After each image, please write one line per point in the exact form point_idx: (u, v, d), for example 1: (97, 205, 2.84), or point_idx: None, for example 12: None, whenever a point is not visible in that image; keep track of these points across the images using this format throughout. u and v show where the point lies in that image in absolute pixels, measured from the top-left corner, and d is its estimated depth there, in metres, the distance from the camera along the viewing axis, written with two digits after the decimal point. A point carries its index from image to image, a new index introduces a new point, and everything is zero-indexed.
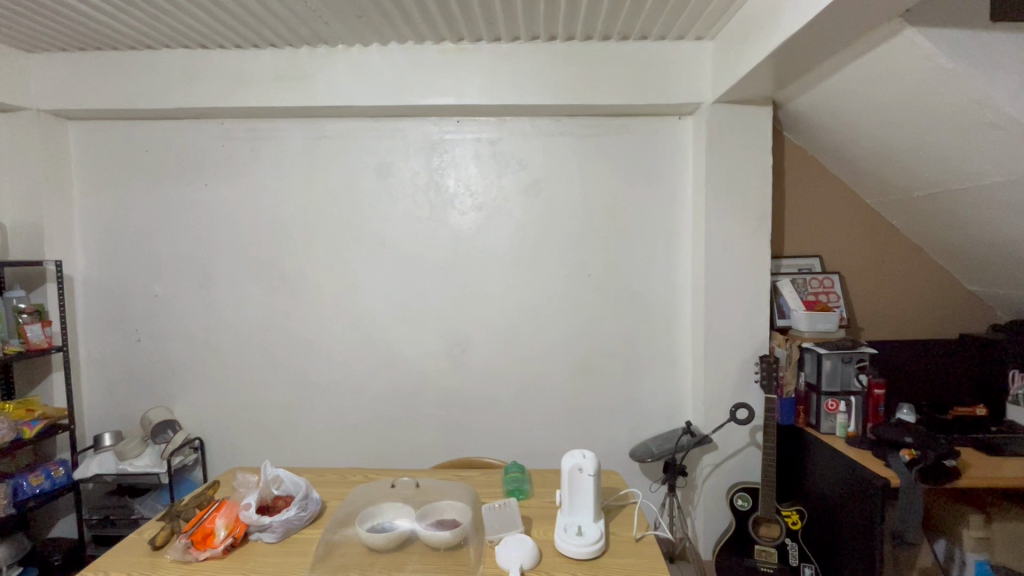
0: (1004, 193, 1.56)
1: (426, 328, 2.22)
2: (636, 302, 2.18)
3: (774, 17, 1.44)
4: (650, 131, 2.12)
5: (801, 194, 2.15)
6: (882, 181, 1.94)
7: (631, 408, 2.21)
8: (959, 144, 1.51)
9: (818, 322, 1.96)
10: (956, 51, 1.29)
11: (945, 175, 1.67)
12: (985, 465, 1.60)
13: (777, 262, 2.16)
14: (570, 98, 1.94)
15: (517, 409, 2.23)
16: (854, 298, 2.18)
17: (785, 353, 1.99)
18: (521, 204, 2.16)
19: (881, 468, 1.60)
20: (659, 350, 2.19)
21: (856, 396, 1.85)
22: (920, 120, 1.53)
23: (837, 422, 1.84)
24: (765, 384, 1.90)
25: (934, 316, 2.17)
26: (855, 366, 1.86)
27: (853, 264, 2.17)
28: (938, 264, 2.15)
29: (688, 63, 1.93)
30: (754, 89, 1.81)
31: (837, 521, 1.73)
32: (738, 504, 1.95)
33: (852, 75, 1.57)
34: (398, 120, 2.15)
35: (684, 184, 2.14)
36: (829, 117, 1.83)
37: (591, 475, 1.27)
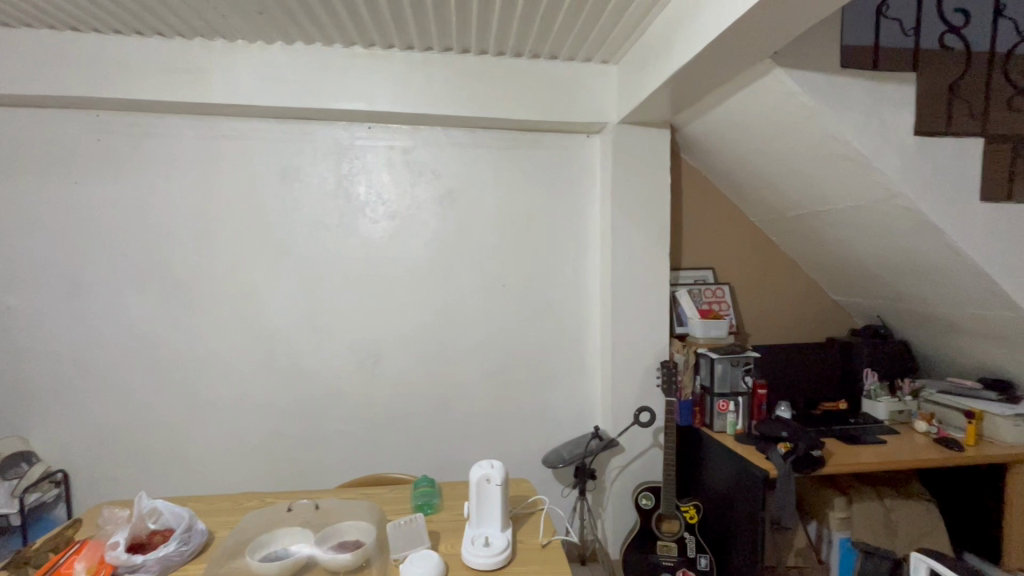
0: (856, 216, 1.80)
1: (334, 340, 2.13)
2: (549, 311, 2.24)
3: (668, 48, 1.56)
4: (561, 147, 2.20)
5: (696, 211, 2.34)
6: (762, 202, 2.17)
7: (544, 415, 2.26)
8: (820, 171, 1.72)
9: (711, 330, 2.14)
10: (815, 91, 1.47)
11: (810, 198, 1.89)
12: (846, 452, 1.82)
13: (676, 273, 2.32)
14: (483, 111, 1.97)
15: (431, 422, 2.19)
16: (742, 307, 2.40)
17: (683, 358, 2.13)
18: (435, 214, 2.14)
19: (762, 461, 1.77)
20: (570, 357, 2.27)
21: (743, 396, 2.03)
22: (789, 149, 1.73)
23: (727, 421, 2.02)
24: (666, 387, 2.02)
25: (807, 322, 2.45)
26: (743, 369, 2.03)
27: (741, 276, 2.38)
28: (810, 276, 2.43)
29: (594, 84, 2.03)
30: (653, 113, 1.95)
31: (729, 512, 1.87)
32: (642, 503, 2.04)
33: (735, 105, 1.74)
34: (304, 124, 2.05)
35: (592, 199, 2.25)
36: (717, 142, 2.01)
37: (498, 484, 1.28)
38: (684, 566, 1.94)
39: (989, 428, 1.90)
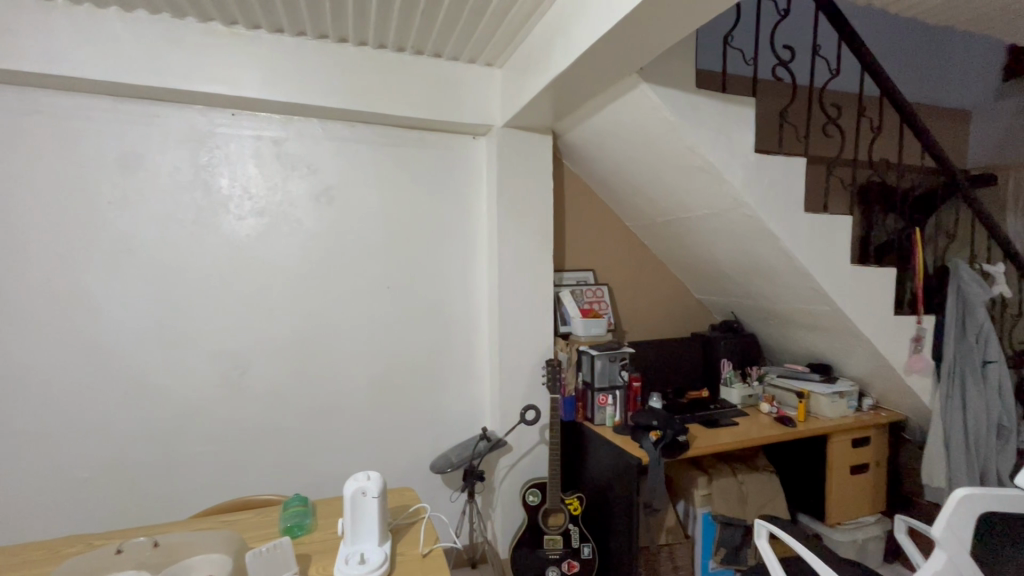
0: (711, 223, 2.01)
1: (191, 351, 1.88)
2: (435, 313, 2.20)
3: (547, 57, 1.61)
4: (447, 147, 2.18)
5: (577, 215, 2.45)
6: (635, 208, 2.33)
7: (432, 421, 2.21)
8: (680, 181, 1.89)
9: (591, 328, 2.25)
10: (675, 107, 1.61)
11: (674, 206, 2.08)
12: (707, 435, 2.02)
13: (559, 275, 2.41)
14: (363, 106, 1.88)
15: (308, 437, 2.03)
16: (619, 306, 2.56)
17: (566, 356, 2.23)
18: (311, 212, 2.00)
19: (636, 449, 1.89)
20: (458, 360, 2.25)
21: (620, 389, 2.16)
22: (655, 160, 1.88)
23: (607, 413, 2.13)
24: (551, 385, 2.09)
25: (674, 319, 2.69)
26: (619, 364, 2.16)
27: (617, 277, 2.54)
28: (677, 277, 2.67)
29: (479, 86, 2.04)
30: (536, 119, 2.00)
31: (608, 501, 1.98)
32: (529, 499, 2.07)
33: (608, 116, 1.85)
34: (149, 104, 1.79)
35: (479, 201, 2.25)
36: (594, 150, 2.12)
37: (375, 497, 1.21)
38: (569, 557, 2.01)
39: (814, 405, 2.23)
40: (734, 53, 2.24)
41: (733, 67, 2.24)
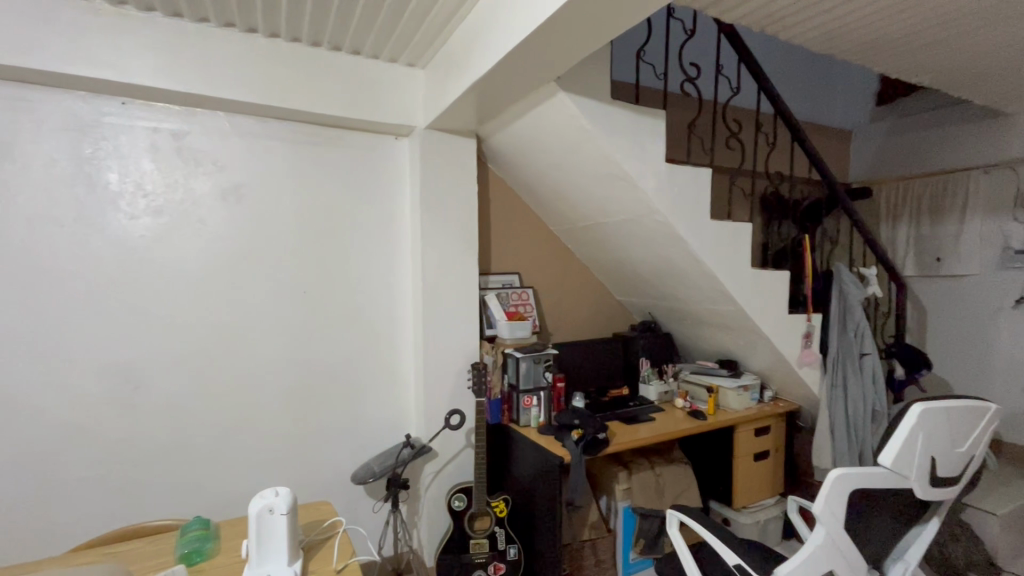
0: (628, 228, 2.10)
1: (72, 365, 1.68)
2: (356, 318, 2.13)
3: (468, 60, 1.61)
4: (367, 147, 2.11)
5: (502, 219, 2.47)
6: (557, 213, 2.39)
7: (353, 430, 2.13)
8: (599, 187, 1.97)
9: (516, 330, 2.27)
10: (591, 116, 1.67)
11: (594, 212, 2.15)
12: (626, 431, 2.11)
13: (485, 278, 2.41)
14: (274, 100, 1.78)
15: (214, 454, 1.89)
16: (544, 309, 2.61)
17: (492, 359, 2.23)
18: (217, 212, 1.86)
19: (559, 449, 1.94)
20: (381, 366, 2.19)
21: (544, 390, 2.19)
22: (574, 166, 1.94)
23: (531, 415, 2.16)
24: (476, 389, 2.08)
25: (596, 320, 2.78)
26: (543, 366, 2.20)
27: (542, 280, 2.59)
28: (598, 280, 2.77)
29: (401, 86, 2.00)
30: (458, 121, 2.00)
31: (533, 501, 2.01)
32: (455, 505, 2.05)
33: (529, 122, 1.88)
34: (18, 88, 1.58)
35: (403, 203, 2.20)
36: (517, 155, 2.15)
37: (284, 514, 1.15)
38: (495, 560, 2.02)
39: (723, 399, 2.39)
40: (646, 66, 2.37)
41: (646, 80, 2.37)
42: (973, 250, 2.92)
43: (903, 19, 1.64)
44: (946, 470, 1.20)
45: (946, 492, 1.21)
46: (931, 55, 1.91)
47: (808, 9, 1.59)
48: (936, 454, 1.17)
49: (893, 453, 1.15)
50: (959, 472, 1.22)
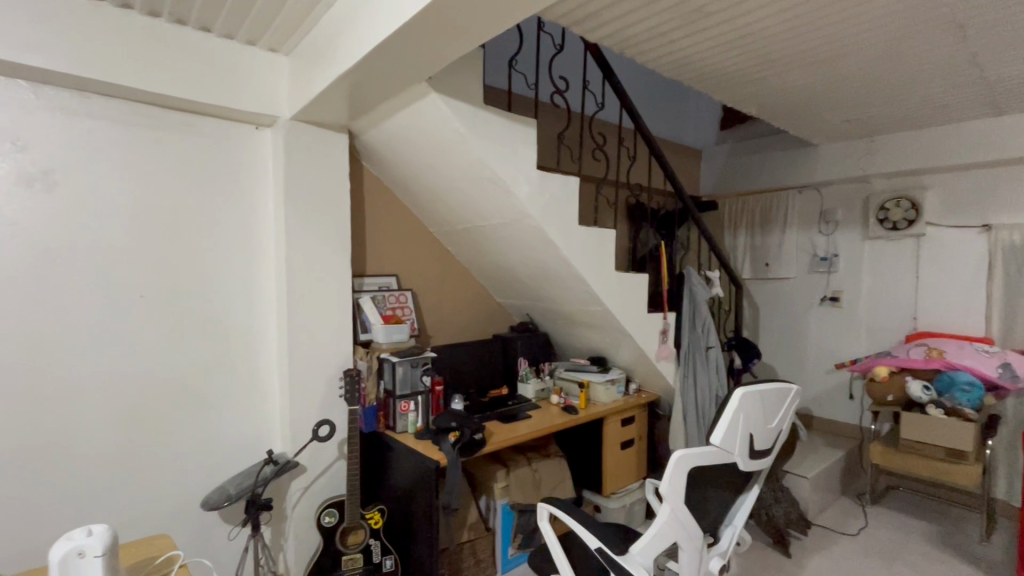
0: (503, 231, 2.15)
1: None
2: (207, 325, 1.90)
3: (334, 50, 1.53)
4: (222, 135, 1.91)
5: (378, 219, 2.39)
6: (436, 215, 2.38)
7: (203, 450, 1.90)
8: (474, 191, 1.99)
9: (393, 334, 2.20)
10: (463, 119, 1.69)
11: (471, 215, 2.18)
12: (503, 430, 2.15)
13: (359, 280, 2.31)
14: (98, 73, 1.53)
15: (12, 493, 1.56)
16: (423, 311, 2.57)
17: (366, 364, 2.17)
18: (18, 200, 1.54)
19: (435, 453, 1.92)
20: (239, 376, 1.98)
21: (422, 394, 2.15)
22: (450, 169, 1.94)
23: (409, 420, 2.12)
24: (348, 397, 1.99)
25: (476, 322, 2.81)
26: (421, 369, 2.15)
27: (420, 282, 2.55)
28: (478, 282, 2.80)
29: (261, 72, 1.84)
30: (328, 115, 1.89)
31: (410, 508, 1.96)
32: (324, 521, 1.93)
33: (403, 121, 1.84)
34: None
35: (265, 198, 2.02)
36: (393, 154, 2.10)
37: (97, 557, 1.00)
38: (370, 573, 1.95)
39: (593, 394, 2.55)
40: (519, 76, 2.49)
41: (518, 89, 2.47)
42: (792, 256, 3.50)
43: (733, 56, 1.89)
44: (762, 444, 1.40)
45: (761, 463, 1.42)
46: (757, 89, 2.23)
47: (659, 37, 1.77)
48: (753, 431, 1.36)
49: (722, 433, 1.31)
50: (770, 445, 1.44)
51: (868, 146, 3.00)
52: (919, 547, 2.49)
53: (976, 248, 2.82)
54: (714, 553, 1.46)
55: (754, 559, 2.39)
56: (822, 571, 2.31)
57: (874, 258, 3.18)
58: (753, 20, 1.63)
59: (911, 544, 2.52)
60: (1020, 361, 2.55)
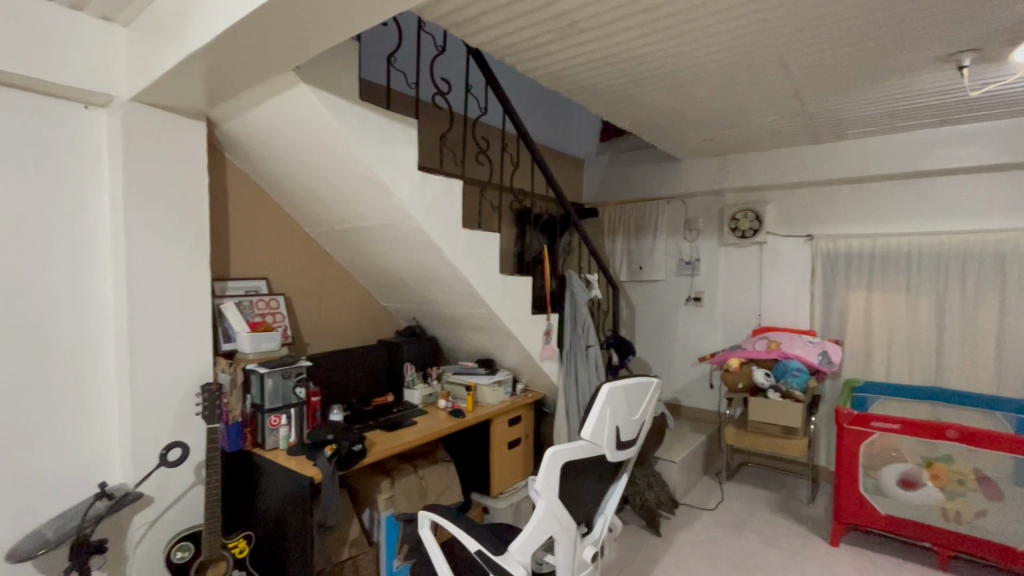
0: (385, 232, 2.09)
1: None
2: (16, 338, 1.58)
3: (182, 26, 1.36)
4: (39, 113, 1.61)
5: (245, 217, 2.18)
6: (311, 214, 2.23)
7: (10, 489, 1.58)
8: (353, 190, 1.89)
9: (261, 343, 2.02)
10: (338, 115, 1.60)
11: (350, 215, 2.08)
12: (386, 439, 2.07)
13: (221, 284, 2.09)
14: None
15: None
16: (299, 317, 2.40)
17: (229, 377, 1.94)
18: None
19: (310, 468, 1.79)
20: (64, 398, 1.68)
21: (295, 407, 1.99)
22: (325, 166, 1.83)
23: (280, 435, 1.94)
24: (207, 415, 1.78)
25: (359, 327, 2.69)
26: (294, 380, 1.99)
27: (295, 286, 2.38)
28: (361, 285, 2.68)
29: (91, 42, 1.58)
30: (179, 99, 1.68)
31: (281, 532, 1.81)
32: (176, 557, 1.71)
33: (270, 111, 1.70)
34: None
35: (98, 189, 1.73)
36: (260, 147, 1.92)
37: None
38: None
39: (481, 396, 2.56)
40: (398, 73, 2.46)
41: (398, 87, 2.45)
42: (661, 260, 3.84)
43: (605, 71, 2.02)
44: (627, 435, 1.50)
45: (627, 452, 1.52)
46: (628, 105, 2.41)
47: (536, 47, 1.83)
48: (619, 424, 1.46)
49: (591, 427, 1.39)
50: (635, 436, 1.55)
51: (722, 164, 3.40)
52: (762, 513, 2.86)
53: (803, 254, 3.31)
54: (587, 542, 1.53)
55: (630, 542, 2.57)
56: (687, 545, 2.55)
57: (728, 262, 3.61)
58: (621, 40, 1.75)
59: (757, 512, 2.88)
60: (834, 349, 3.05)
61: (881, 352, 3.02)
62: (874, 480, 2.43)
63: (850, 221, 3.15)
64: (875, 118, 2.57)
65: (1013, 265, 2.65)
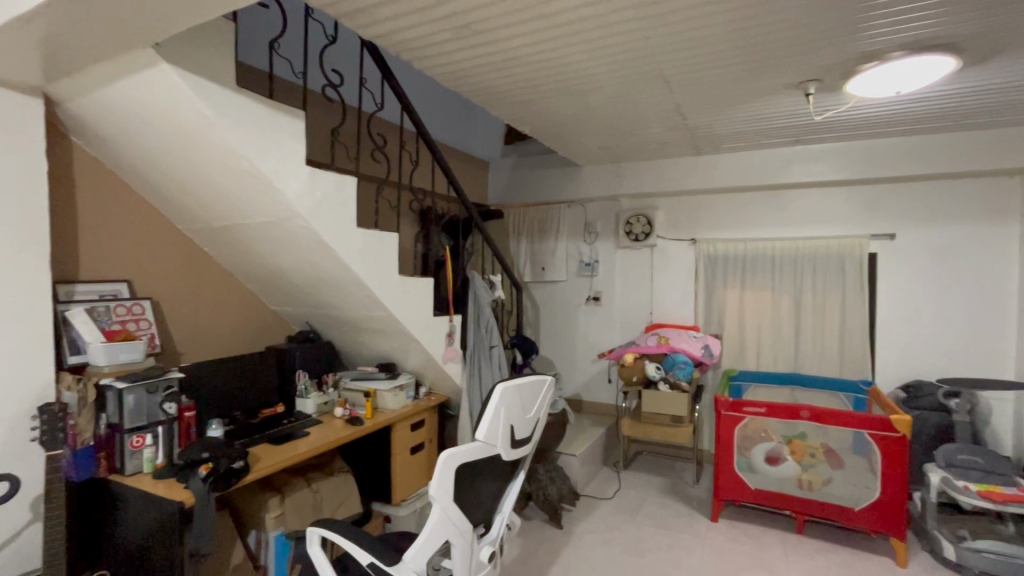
0: (271, 231, 1.93)
1: None
2: None
3: None
4: None
5: (100, 211, 1.91)
6: (184, 210, 2.02)
7: None
8: (231, 183, 1.73)
9: (120, 354, 1.78)
10: (211, 100, 1.45)
11: (229, 211, 1.90)
12: (273, 453, 1.91)
13: (68, 288, 1.81)
14: None
15: None
16: (170, 324, 2.15)
17: (77, 396, 1.66)
18: None
19: (180, 492, 1.60)
20: None
21: (163, 425, 1.77)
22: (196, 157, 1.66)
23: (144, 458, 1.71)
24: (47, 440, 1.53)
25: (245, 333, 2.48)
26: (162, 395, 1.77)
27: (165, 289, 2.13)
28: (246, 287, 2.48)
29: None
30: (6, 70, 1.43)
31: (145, 568, 1.60)
32: None
33: (127, 92, 1.50)
34: None
35: None
36: (115, 132, 1.69)
37: None
38: None
39: (380, 402, 2.47)
40: (282, 59, 2.32)
41: (282, 74, 2.31)
42: (563, 261, 3.97)
43: (503, 75, 2.05)
44: (521, 433, 1.53)
45: (521, 450, 1.55)
46: (526, 110, 2.46)
47: (432, 45, 1.80)
48: (513, 422, 1.48)
49: (485, 427, 1.40)
50: (530, 433, 1.58)
51: (617, 170, 3.60)
52: (654, 498, 3.07)
53: (688, 256, 3.61)
54: (484, 543, 1.53)
55: (533, 537, 2.63)
56: (586, 534, 2.66)
57: (623, 263, 3.83)
58: (516, 46, 1.79)
59: (649, 497, 3.09)
60: (714, 343, 3.36)
61: (752, 344, 3.38)
62: (746, 459, 2.72)
63: (726, 227, 3.50)
64: (745, 135, 2.88)
65: (851, 267, 3.11)
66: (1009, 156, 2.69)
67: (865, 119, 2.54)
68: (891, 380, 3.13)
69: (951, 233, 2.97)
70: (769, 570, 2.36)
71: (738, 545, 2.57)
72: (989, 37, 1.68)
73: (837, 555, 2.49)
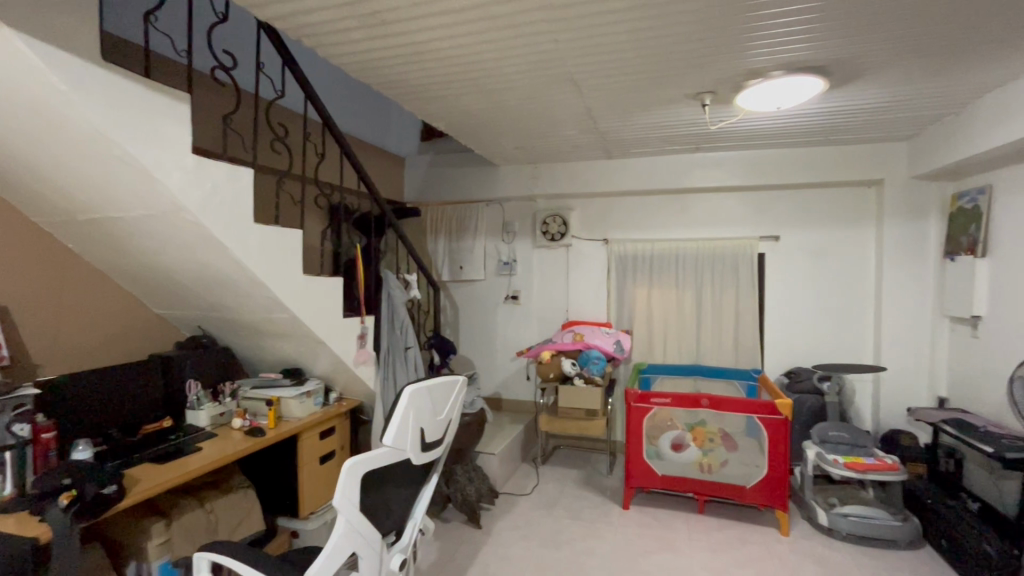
0: (150, 226, 1.73)
1: None
2: None
3: None
4: None
5: None
6: (40, 200, 1.75)
7: None
8: (99, 171, 1.52)
9: None
10: (68, 74, 1.26)
11: (98, 203, 1.67)
12: (156, 473, 1.71)
13: None
14: None
15: None
16: (23, 332, 1.86)
17: None
18: None
19: (34, 527, 1.39)
20: None
21: (11, 450, 1.52)
22: (53, 139, 1.44)
23: None
24: None
25: (122, 340, 2.21)
26: (10, 415, 1.55)
27: (17, 291, 1.83)
28: (124, 289, 2.21)
29: None
30: None
31: None
32: None
33: None
34: None
35: None
36: None
37: None
38: None
39: (284, 409, 2.30)
40: (161, 35, 2.12)
41: (161, 49, 2.11)
42: (481, 261, 3.97)
43: (413, 69, 1.99)
44: (432, 436, 1.49)
45: (432, 453, 1.51)
46: (440, 106, 2.42)
47: (337, 32, 1.71)
48: (424, 425, 1.44)
49: (393, 432, 1.35)
50: (442, 435, 1.55)
51: (533, 171, 3.66)
52: (569, 490, 3.17)
53: (601, 255, 3.76)
54: (395, 551, 1.48)
55: (451, 539, 2.59)
56: (504, 532, 2.68)
57: (540, 262, 3.90)
58: (427, 39, 1.74)
59: (566, 489, 3.17)
60: (625, 338, 3.52)
61: (659, 339, 3.59)
62: (654, 447, 2.88)
63: (635, 228, 3.68)
64: (651, 141, 3.04)
65: (743, 265, 3.40)
66: (868, 169, 3.09)
67: (754, 131, 2.78)
68: (776, 368, 3.47)
69: (824, 235, 3.35)
70: (674, 550, 2.51)
71: (647, 529, 2.71)
72: (849, 63, 1.91)
73: (732, 530, 2.71)
